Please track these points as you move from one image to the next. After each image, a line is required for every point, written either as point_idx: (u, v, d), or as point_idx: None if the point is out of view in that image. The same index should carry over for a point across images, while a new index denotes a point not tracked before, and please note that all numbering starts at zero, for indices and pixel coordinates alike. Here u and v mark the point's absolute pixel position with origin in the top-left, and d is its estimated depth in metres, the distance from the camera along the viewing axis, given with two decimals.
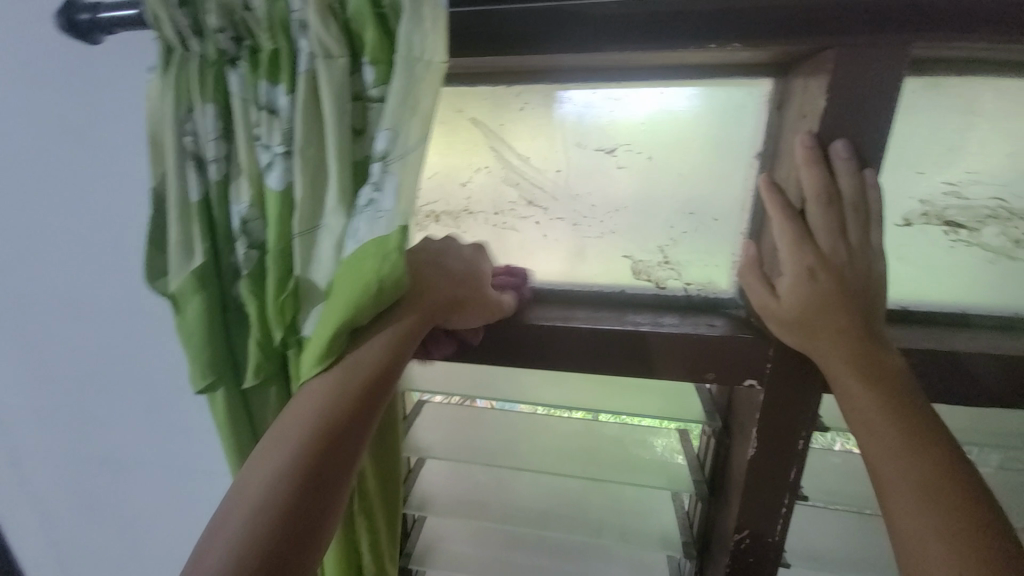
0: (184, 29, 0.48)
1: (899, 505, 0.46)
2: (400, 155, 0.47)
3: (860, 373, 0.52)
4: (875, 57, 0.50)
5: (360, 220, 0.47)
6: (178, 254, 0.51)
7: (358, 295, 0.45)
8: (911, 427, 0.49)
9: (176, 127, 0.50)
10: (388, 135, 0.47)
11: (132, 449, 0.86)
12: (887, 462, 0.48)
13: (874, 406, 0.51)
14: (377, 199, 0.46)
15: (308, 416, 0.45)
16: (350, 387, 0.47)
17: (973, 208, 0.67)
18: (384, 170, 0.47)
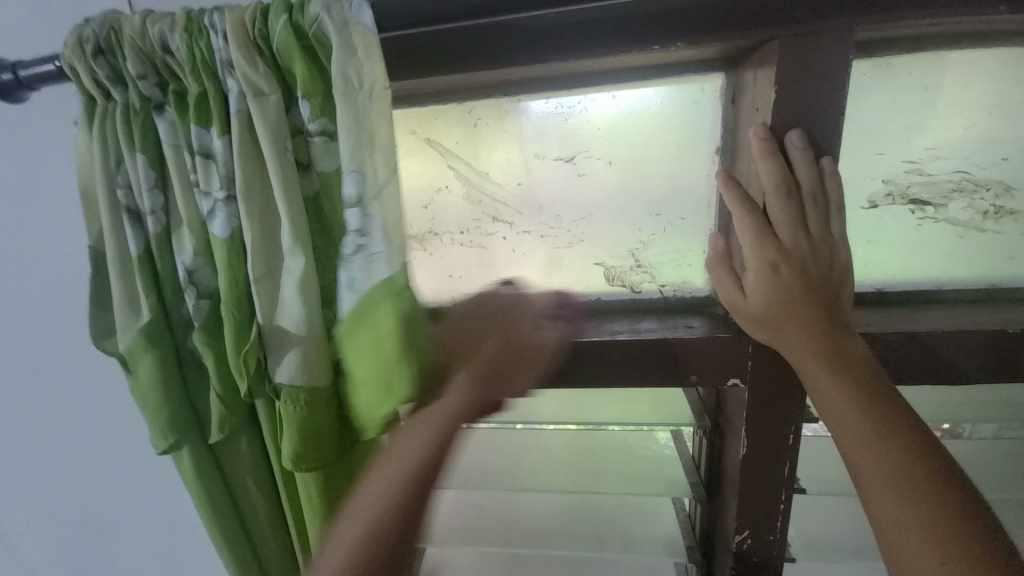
0: (103, 79, 0.46)
1: (877, 500, 0.43)
2: (375, 193, 0.46)
3: (829, 363, 0.48)
4: (819, 44, 0.48)
5: (354, 269, 0.47)
6: (124, 314, 0.49)
7: (388, 345, 0.47)
8: (881, 415, 0.46)
9: (106, 181, 0.48)
10: (356, 177, 0.46)
11: (108, 513, 0.80)
12: (862, 452, 0.45)
13: (844, 397, 0.47)
14: (367, 242, 0.47)
15: (381, 489, 0.49)
16: (415, 457, 0.50)
17: (938, 184, 0.64)
18: (364, 216, 0.46)
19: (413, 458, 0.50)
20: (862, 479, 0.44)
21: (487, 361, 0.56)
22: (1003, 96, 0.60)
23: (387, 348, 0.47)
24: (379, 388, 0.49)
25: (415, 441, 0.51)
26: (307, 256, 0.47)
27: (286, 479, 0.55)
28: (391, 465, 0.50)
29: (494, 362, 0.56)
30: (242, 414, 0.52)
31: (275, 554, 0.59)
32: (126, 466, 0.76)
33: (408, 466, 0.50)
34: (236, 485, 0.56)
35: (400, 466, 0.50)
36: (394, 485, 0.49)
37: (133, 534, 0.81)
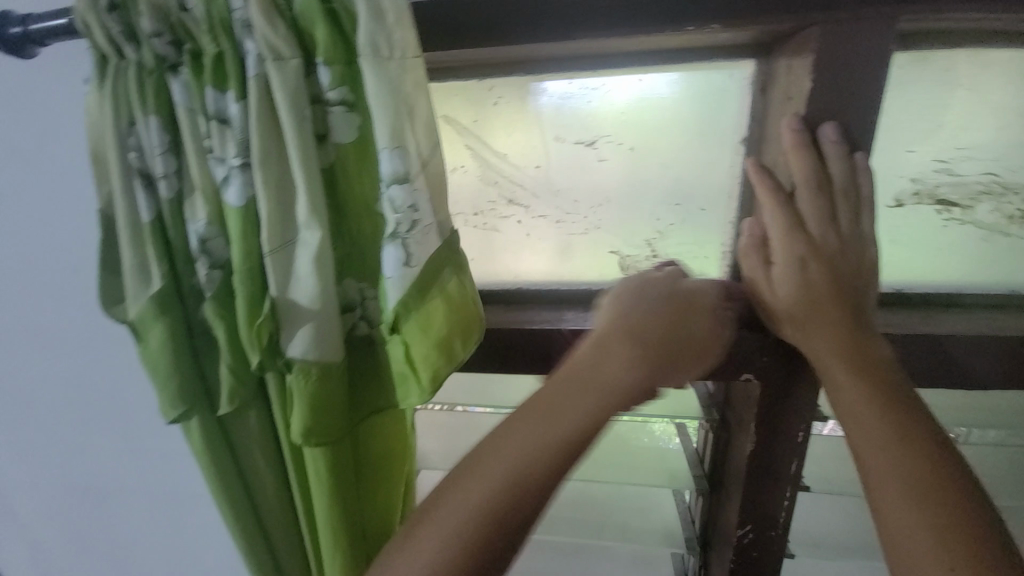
0: (116, 36, 0.45)
1: (884, 501, 0.42)
2: (420, 167, 0.45)
3: (849, 363, 0.48)
4: (862, 32, 0.46)
5: (406, 238, 0.46)
6: (134, 281, 0.48)
7: (450, 307, 0.48)
8: (898, 418, 0.45)
9: (118, 142, 0.47)
10: (399, 154, 0.44)
11: (111, 480, 0.81)
12: (874, 452, 0.44)
13: (862, 396, 0.46)
14: (417, 217, 0.46)
15: (524, 447, 0.42)
16: (570, 425, 0.42)
17: (966, 185, 0.62)
18: (411, 190, 0.45)
19: (567, 425, 0.42)
20: (869, 478, 0.44)
21: (663, 338, 0.46)
22: None
23: (449, 322, 0.48)
24: (438, 363, 0.48)
25: (572, 406, 0.43)
26: (324, 229, 0.46)
27: (294, 454, 0.55)
28: (541, 425, 0.43)
29: (673, 339, 0.46)
30: (252, 387, 0.52)
31: (281, 526, 0.59)
32: (131, 433, 0.76)
33: (559, 434, 0.42)
34: (244, 457, 0.55)
35: (551, 430, 0.42)
36: (540, 449, 0.42)
37: (136, 501, 0.81)
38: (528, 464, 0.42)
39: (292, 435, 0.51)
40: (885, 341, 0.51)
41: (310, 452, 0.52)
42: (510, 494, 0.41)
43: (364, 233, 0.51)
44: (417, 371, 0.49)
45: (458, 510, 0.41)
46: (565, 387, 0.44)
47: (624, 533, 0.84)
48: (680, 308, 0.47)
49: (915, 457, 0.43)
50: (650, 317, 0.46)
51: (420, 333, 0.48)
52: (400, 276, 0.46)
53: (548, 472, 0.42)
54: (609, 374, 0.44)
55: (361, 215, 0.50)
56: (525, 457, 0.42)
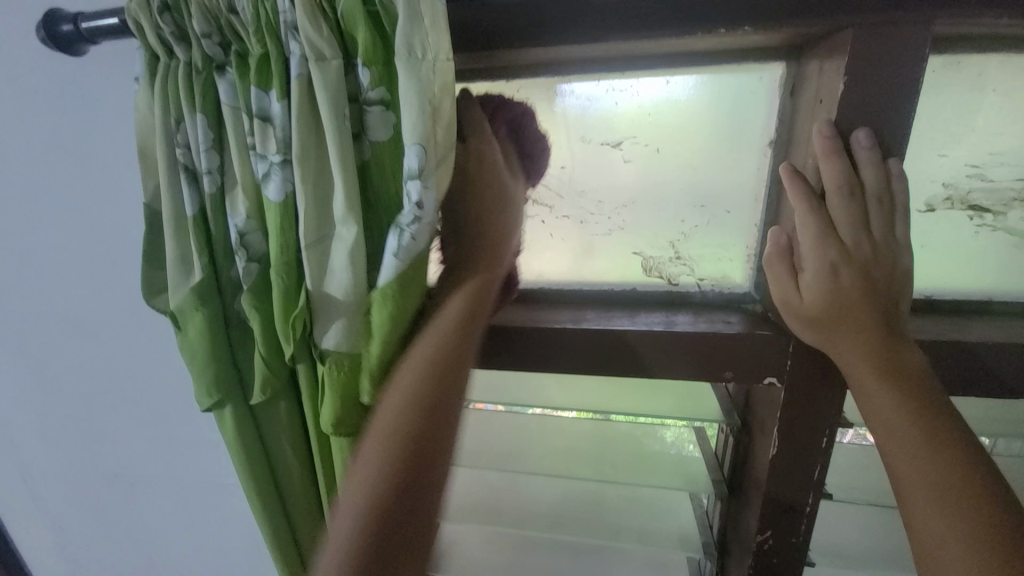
0: (168, 37, 0.47)
1: (916, 508, 0.44)
2: (437, 166, 0.46)
3: (880, 372, 0.48)
4: (897, 35, 0.46)
5: (403, 235, 0.47)
6: (177, 271, 0.50)
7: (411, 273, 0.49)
8: (931, 425, 0.46)
9: (167, 139, 0.49)
10: (419, 150, 0.45)
11: (139, 465, 0.83)
12: (904, 459, 0.45)
13: (894, 405, 0.47)
14: (422, 214, 0.47)
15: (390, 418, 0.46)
16: (418, 382, 0.47)
17: (999, 191, 0.61)
18: (421, 188, 0.46)
19: (413, 385, 0.47)
20: (899, 483, 0.45)
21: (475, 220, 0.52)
22: None
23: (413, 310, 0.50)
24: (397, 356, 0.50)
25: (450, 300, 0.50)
26: (358, 225, 0.47)
27: (321, 445, 0.56)
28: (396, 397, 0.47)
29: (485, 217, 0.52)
30: (283, 378, 0.53)
31: (306, 513, 0.60)
32: (161, 420, 0.78)
33: (414, 395, 0.47)
34: (272, 447, 0.57)
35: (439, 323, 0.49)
36: (401, 418, 0.46)
37: (165, 487, 0.84)
38: (402, 429, 0.45)
39: (321, 424, 0.53)
40: (918, 348, 0.50)
41: (340, 440, 0.54)
42: (426, 384, 0.47)
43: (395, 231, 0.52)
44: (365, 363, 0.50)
45: (390, 410, 0.46)
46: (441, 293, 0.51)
47: (640, 535, 0.84)
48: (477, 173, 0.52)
49: (947, 461, 0.44)
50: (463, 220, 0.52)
51: (387, 329, 0.49)
52: (390, 266, 0.48)
53: (417, 433, 0.45)
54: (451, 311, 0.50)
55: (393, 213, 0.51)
56: (392, 429, 0.45)
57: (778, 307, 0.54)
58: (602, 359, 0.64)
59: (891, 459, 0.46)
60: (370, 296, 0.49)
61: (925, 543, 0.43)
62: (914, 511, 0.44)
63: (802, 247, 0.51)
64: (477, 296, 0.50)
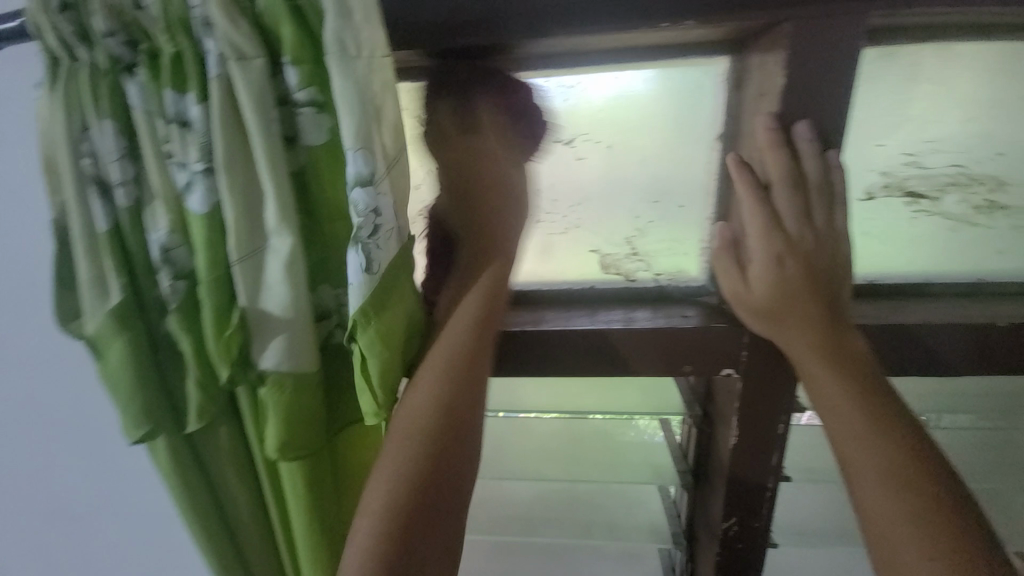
0: (67, 36, 0.42)
1: (866, 492, 0.44)
2: (386, 170, 0.44)
3: (826, 358, 0.49)
4: (831, 28, 0.47)
5: (368, 245, 0.44)
6: (91, 295, 0.46)
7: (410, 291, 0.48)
8: (875, 408, 0.47)
9: (70, 148, 0.44)
10: (357, 154, 0.42)
11: (73, 504, 0.76)
12: (851, 443, 0.46)
13: (841, 391, 0.47)
14: (382, 222, 0.44)
15: (412, 414, 0.48)
16: (443, 379, 0.49)
17: (933, 177, 0.64)
18: (375, 195, 0.44)
19: (436, 389, 0.49)
20: (853, 475, 0.45)
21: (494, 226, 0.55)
22: (1005, 90, 0.60)
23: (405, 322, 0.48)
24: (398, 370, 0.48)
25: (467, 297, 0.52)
26: (294, 235, 0.44)
27: (268, 469, 0.53)
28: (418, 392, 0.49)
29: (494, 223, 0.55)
30: (223, 403, 0.50)
31: (257, 543, 0.57)
32: (95, 453, 0.72)
33: (437, 392, 0.49)
34: (214, 477, 0.53)
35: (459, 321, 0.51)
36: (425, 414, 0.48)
37: (103, 525, 0.77)
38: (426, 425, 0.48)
39: (267, 449, 0.49)
40: (860, 335, 0.52)
41: (287, 463, 0.51)
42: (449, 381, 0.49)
43: (337, 239, 0.49)
44: (372, 387, 0.47)
45: (417, 404, 0.48)
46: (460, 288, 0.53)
47: (613, 531, 0.84)
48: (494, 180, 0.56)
49: (899, 453, 0.45)
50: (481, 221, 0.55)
51: (380, 350, 0.46)
52: (361, 282, 0.45)
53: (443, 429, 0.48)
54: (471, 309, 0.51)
55: (334, 219, 0.48)
56: (416, 426, 0.48)
57: (729, 300, 0.55)
58: (563, 361, 0.63)
59: (845, 452, 0.46)
60: (351, 318, 0.45)
61: (885, 537, 0.43)
62: (869, 502, 0.44)
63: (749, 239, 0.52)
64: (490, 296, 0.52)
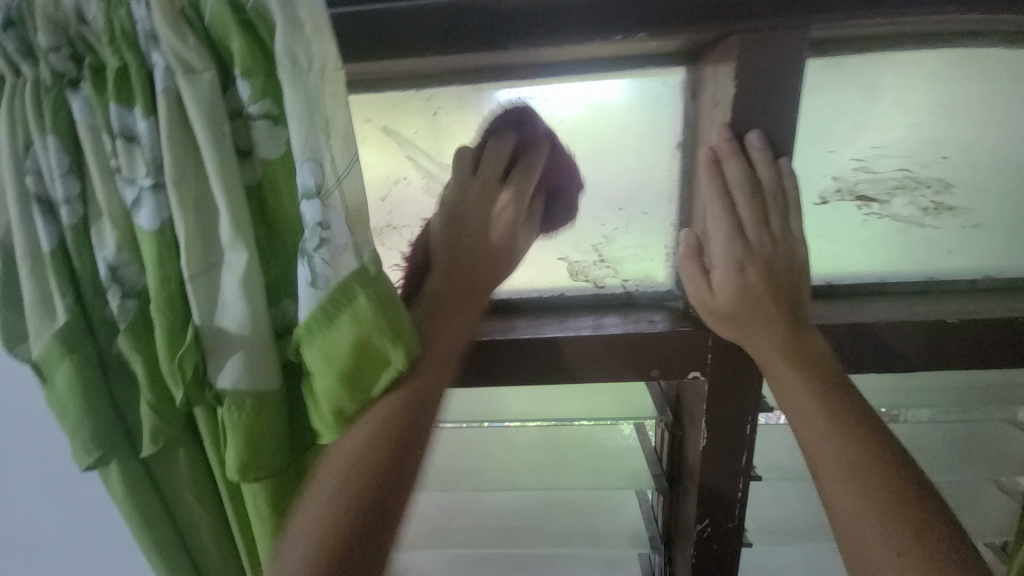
0: (9, 53, 0.41)
1: (835, 491, 0.45)
2: (334, 182, 0.43)
3: (791, 360, 0.50)
4: (777, 40, 0.49)
5: (317, 259, 0.43)
6: (37, 316, 0.44)
7: (370, 317, 0.44)
8: (839, 407, 0.48)
9: (14, 166, 0.43)
10: (312, 167, 0.42)
11: (28, 537, 0.72)
12: (818, 442, 0.47)
13: (805, 390, 0.49)
14: (330, 236, 0.43)
15: (363, 435, 0.45)
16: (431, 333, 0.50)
17: (882, 181, 0.66)
18: (323, 208, 0.43)
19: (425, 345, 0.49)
20: (825, 480, 0.46)
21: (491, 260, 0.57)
22: (944, 97, 0.63)
23: (356, 351, 0.44)
24: (341, 398, 0.46)
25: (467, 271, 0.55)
26: (250, 250, 0.43)
27: (231, 491, 0.51)
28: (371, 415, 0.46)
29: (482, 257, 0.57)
30: (179, 425, 0.48)
31: (221, 568, 0.55)
32: (48, 482, 0.69)
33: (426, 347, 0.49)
34: (172, 501, 0.51)
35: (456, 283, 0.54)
36: (375, 437, 0.45)
37: (59, 557, 0.73)
38: (373, 448, 0.45)
39: (228, 471, 0.48)
40: (822, 336, 0.53)
41: (250, 485, 0.49)
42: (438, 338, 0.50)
43: (296, 253, 0.48)
44: (320, 404, 0.47)
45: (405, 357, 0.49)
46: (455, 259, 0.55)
47: (593, 538, 0.84)
48: (489, 220, 0.58)
49: (867, 455, 0.45)
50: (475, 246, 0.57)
51: (326, 369, 0.45)
52: (308, 297, 0.44)
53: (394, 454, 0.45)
54: (444, 346, 0.50)
55: (292, 233, 0.47)
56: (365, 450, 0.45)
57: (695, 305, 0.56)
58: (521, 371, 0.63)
59: (813, 451, 0.47)
60: (298, 331, 0.45)
61: (854, 536, 0.43)
62: (842, 508, 0.44)
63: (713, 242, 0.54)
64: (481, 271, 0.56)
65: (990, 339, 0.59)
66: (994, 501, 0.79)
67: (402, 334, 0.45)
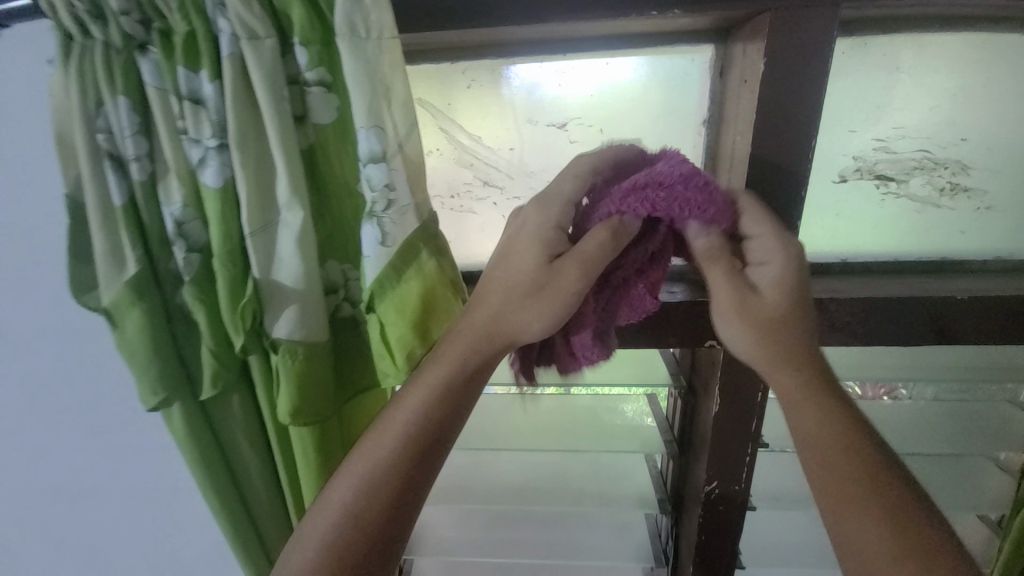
0: (81, 14, 0.43)
1: (849, 519, 0.44)
2: (396, 147, 0.46)
3: (806, 391, 0.48)
4: (810, 18, 0.50)
5: (384, 219, 0.48)
6: (107, 266, 0.47)
7: (434, 269, 0.50)
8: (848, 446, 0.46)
9: (86, 124, 0.46)
10: (373, 133, 0.45)
11: (83, 476, 0.79)
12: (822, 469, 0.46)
13: (812, 420, 0.47)
14: (395, 197, 0.47)
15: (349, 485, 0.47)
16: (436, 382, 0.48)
17: (902, 161, 0.68)
18: (388, 170, 0.46)
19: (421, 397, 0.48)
20: (835, 506, 0.44)
21: (526, 296, 0.49)
22: (967, 79, 0.65)
23: (423, 301, 0.50)
24: (413, 343, 0.50)
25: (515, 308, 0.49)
26: (305, 210, 0.47)
27: (279, 434, 0.56)
28: (372, 450, 0.47)
29: (518, 312, 0.49)
30: (235, 371, 0.52)
31: (267, 505, 0.60)
32: (106, 421, 0.74)
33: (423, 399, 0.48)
34: (226, 441, 0.56)
35: (474, 333, 0.49)
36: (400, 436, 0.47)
37: (112, 495, 0.80)
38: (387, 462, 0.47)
39: (279, 415, 0.52)
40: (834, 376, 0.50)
41: (299, 429, 0.53)
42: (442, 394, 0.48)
43: (344, 215, 0.52)
44: (392, 352, 0.51)
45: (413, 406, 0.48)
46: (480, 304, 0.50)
47: (603, 499, 0.89)
48: (542, 245, 0.49)
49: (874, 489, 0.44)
50: (519, 270, 0.49)
51: (399, 317, 0.50)
52: (378, 255, 0.48)
53: (392, 501, 0.46)
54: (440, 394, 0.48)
55: (342, 196, 0.51)
56: (354, 498, 0.46)
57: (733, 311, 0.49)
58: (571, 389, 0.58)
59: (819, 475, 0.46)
60: (368, 288, 0.49)
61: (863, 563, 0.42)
62: (853, 532, 0.43)
63: (749, 240, 0.51)
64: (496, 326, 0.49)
65: (996, 317, 0.62)
66: (992, 478, 0.82)
67: (458, 284, 0.52)
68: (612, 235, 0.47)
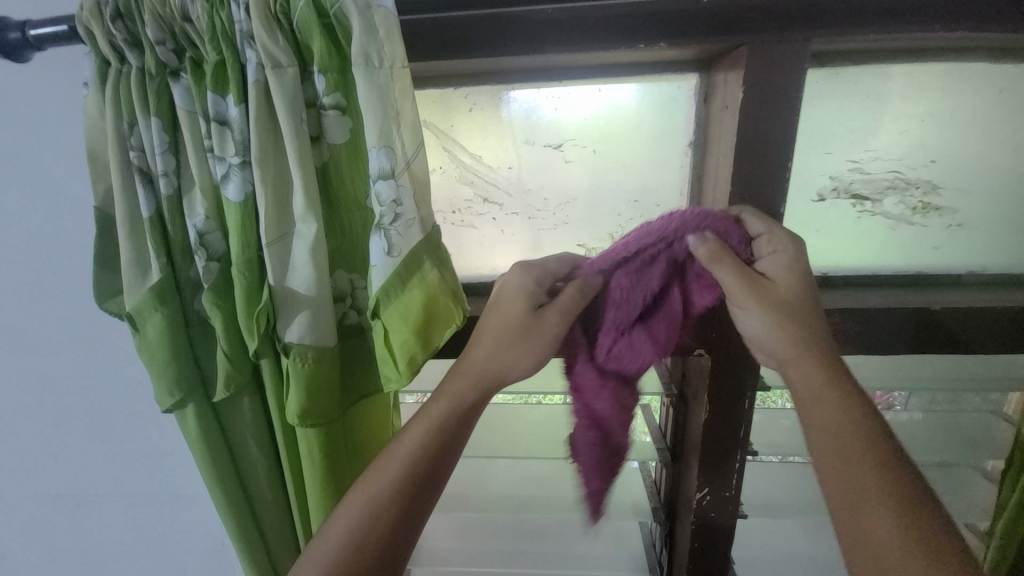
0: (120, 43, 0.48)
1: (867, 503, 0.44)
2: (405, 165, 0.50)
3: (830, 387, 0.50)
4: (783, 51, 0.55)
5: (391, 230, 0.51)
6: (132, 273, 0.51)
7: (436, 281, 0.53)
8: (867, 440, 0.47)
9: (120, 142, 0.50)
10: (384, 152, 0.49)
11: (94, 477, 0.81)
12: (843, 459, 0.47)
13: (836, 413, 0.49)
14: (401, 211, 0.51)
15: (362, 508, 0.51)
16: (440, 415, 0.53)
17: (876, 181, 0.73)
18: (397, 186, 0.50)
19: (425, 429, 0.53)
20: (852, 494, 0.45)
21: (518, 335, 0.54)
22: (934, 106, 0.70)
23: (425, 309, 0.53)
24: (415, 348, 0.53)
25: (512, 349, 0.54)
26: (319, 222, 0.50)
27: (287, 436, 0.58)
28: (384, 468, 0.52)
29: (511, 350, 0.54)
30: (247, 373, 0.55)
31: (272, 507, 0.62)
32: (118, 422, 0.77)
33: (427, 430, 0.53)
34: (235, 442, 0.59)
35: (472, 370, 0.55)
36: (408, 463, 0.52)
37: (123, 495, 0.82)
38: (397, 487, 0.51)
39: (287, 416, 0.54)
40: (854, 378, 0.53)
41: (305, 430, 0.56)
42: (441, 426, 0.53)
43: (354, 227, 0.55)
44: (396, 357, 0.54)
45: (417, 435, 0.53)
46: (479, 345, 0.55)
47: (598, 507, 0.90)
48: (528, 294, 0.55)
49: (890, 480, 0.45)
50: (511, 313, 0.55)
51: (402, 324, 0.52)
52: (385, 264, 0.52)
53: (391, 528, 0.51)
54: (444, 427, 0.53)
55: (352, 210, 0.55)
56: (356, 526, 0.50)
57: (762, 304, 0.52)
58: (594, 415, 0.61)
59: (840, 464, 0.47)
60: (375, 295, 0.52)
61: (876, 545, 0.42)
62: (869, 516, 0.43)
63: (756, 240, 0.56)
64: (492, 365, 0.54)
65: (966, 326, 0.65)
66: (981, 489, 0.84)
67: (460, 295, 0.55)
68: (579, 291, 0.55)
